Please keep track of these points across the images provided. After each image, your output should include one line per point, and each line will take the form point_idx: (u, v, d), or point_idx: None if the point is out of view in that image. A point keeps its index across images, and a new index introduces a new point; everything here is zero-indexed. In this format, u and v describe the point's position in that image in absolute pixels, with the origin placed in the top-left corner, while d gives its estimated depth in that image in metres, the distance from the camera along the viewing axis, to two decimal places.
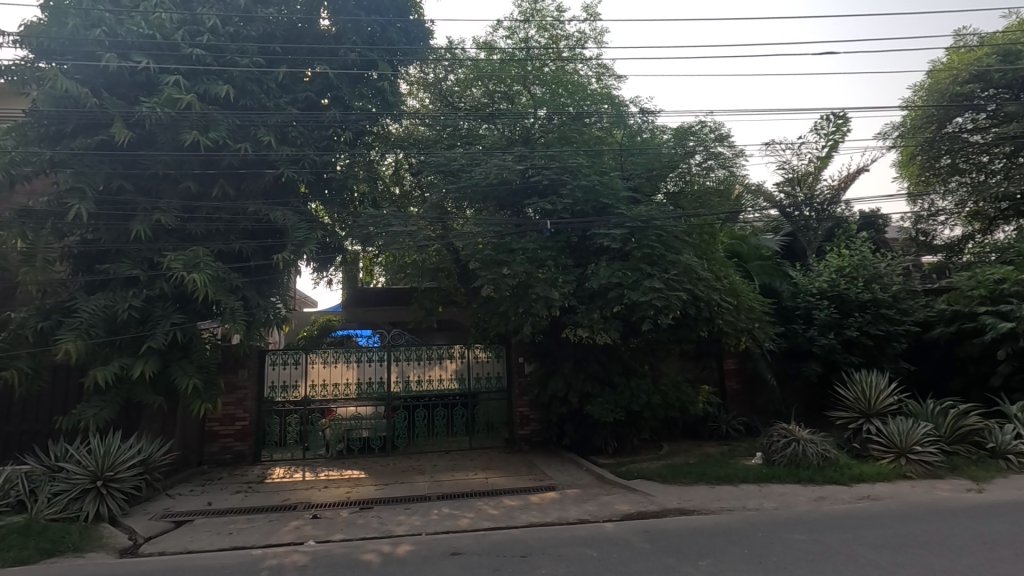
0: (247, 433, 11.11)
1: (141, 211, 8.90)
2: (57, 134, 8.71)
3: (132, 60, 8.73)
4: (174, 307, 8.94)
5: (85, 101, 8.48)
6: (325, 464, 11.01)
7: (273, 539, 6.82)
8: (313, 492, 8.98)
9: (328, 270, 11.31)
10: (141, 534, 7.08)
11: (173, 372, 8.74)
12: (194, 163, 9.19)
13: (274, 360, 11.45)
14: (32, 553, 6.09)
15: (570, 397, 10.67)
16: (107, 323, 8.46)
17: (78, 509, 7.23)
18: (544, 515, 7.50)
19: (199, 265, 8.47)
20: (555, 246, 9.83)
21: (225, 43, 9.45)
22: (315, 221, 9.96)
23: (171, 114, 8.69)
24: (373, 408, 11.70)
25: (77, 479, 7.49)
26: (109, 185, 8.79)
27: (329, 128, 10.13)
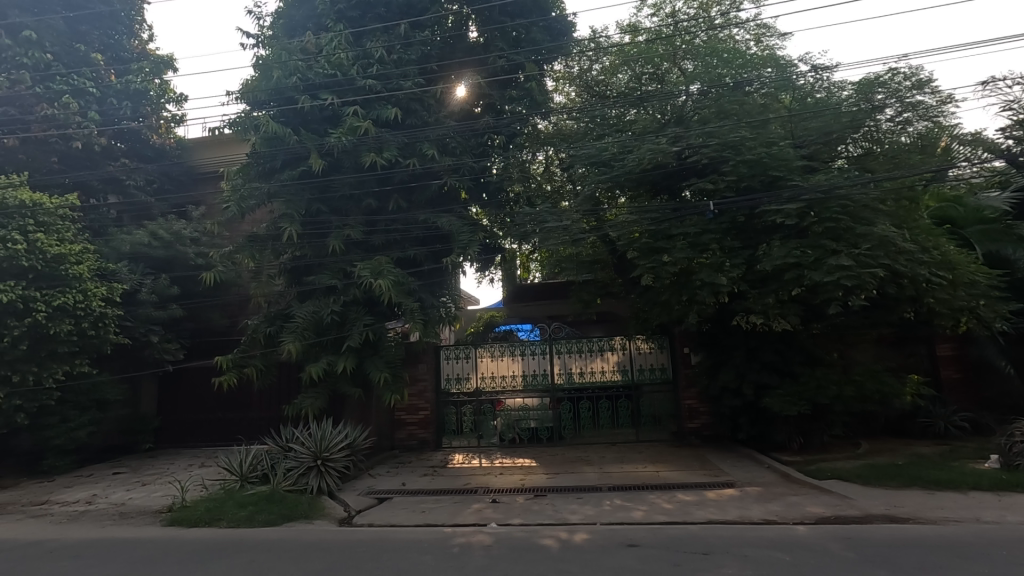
0: (428, 421, 12.23)
1: (334, 228, 10.28)
2: (269, 169, 10.35)
3: (321, 98, 10.08)
4: (365, 310, 10.17)
5: (289, 139, 10.00)
6: (499, 452, 11.66)
7: (459, 519, 7.43)
8: (490, 478, 9.60)
9: (489, 270, 11.88)
10: (353, 507, 8.22)
11: (367, 367, 9.95)
12: (373, 182, 10.37)
13: (448, 354, 12.44)
14: (277, 517, 7.44)
15: (744, 388, 9.94)
16: (315, 326, 9.91)
17: (306, 483, 8.62)
18: (722, 513, 7.10)
19: (382, 271, 9.56)
20: (719, 228, 9.24)
21: (391, 69, 10.41)
22: (476, 224, 10.62)
23: (353, 141, 9.85)
24: (539, 399, 12.13)
25: (303, 457, 8.93)
26: (310, 210, 10.28)
27: (483, 134, 10.74)
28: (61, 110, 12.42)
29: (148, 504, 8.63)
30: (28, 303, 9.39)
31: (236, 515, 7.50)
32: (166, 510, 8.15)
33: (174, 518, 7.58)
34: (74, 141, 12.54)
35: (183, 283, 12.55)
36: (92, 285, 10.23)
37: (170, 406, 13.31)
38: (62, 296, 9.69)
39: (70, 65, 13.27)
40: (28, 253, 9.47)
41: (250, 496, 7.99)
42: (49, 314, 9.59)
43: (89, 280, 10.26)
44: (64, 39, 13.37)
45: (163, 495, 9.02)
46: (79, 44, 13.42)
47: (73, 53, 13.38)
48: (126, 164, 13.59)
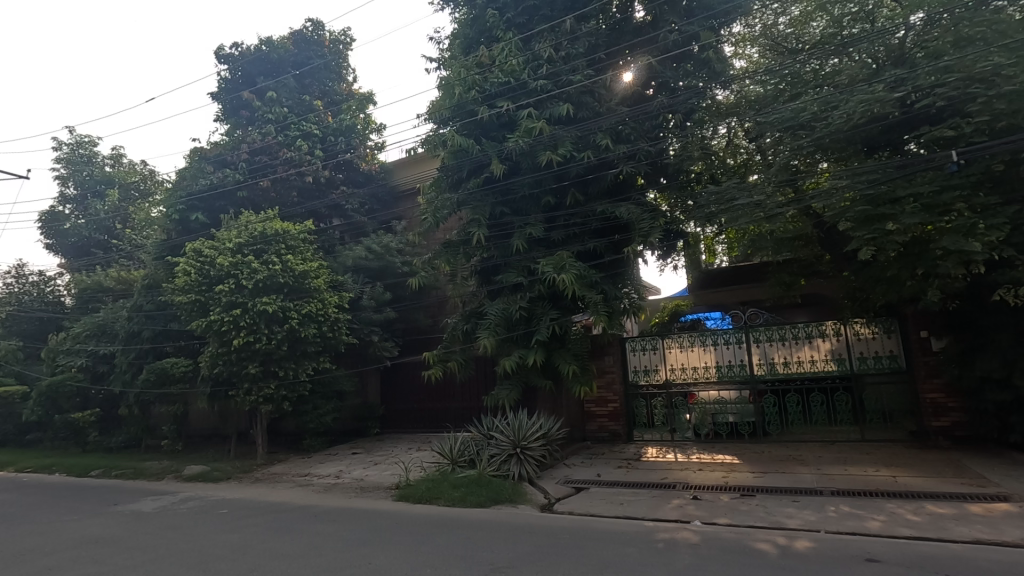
0: (618, 413, 12.12)
1: (517, 228, 10.75)
2: (457, 180, 11.18)
3: (498, 106, 10.64)
4: (550, 305, 10.47)
5: (472, 149, 10.67)
6: (696, 447, 11.05)
7: (660, 514, 7.21)
8: (688, 474, 9.15)
9: (672, 257, 11.32)
10: (552, 495, 8.52)
11: (556, 360, 10.24)
12: (550, 179, 10.64)
13: (634, 346, 12.15)
14: (486, 499, 8.05)
15: (1015, 378, 7.97)
16: (506, 322, 10.45)
17: (508, 469, 9.18)
18: (996, 532, 5.75)
19: (565, 266, 9.70)
20: (966, 182, 7.53)
21: (561, 66, 10.55)
22: (656, 210, 10.21)
23: (530, 142, 10.16)
24: (736, 392, 11.23)
25: (503, 445, 9.52)
26: (495, 213, 10.89)
27: (658, 116, 10.31)
28: (296, 152, 15.16)
29: (381, 480, 10.01)
30: (285, 313, 11.56)
31: (451, 494, 8.29)
32: (395, 487, 9.36)
33: (402, 494, 8.67)
34: (307, 176, 15.19)
35: (393, 289, 14.31)
36: (328, 295, 12.21)
37: (390, 396, 15.29)
38: (308, 305, 11.75)
39: (300, 113, 16.09)
40: (282, 272, 11.68)
41: (462, 478, 8.77)
42: (300, 321, 11.70)
43: (324, 291, 12.26)
44: (295, 94, 16.27)
45: (392, 473, 10.39)
46: (305, 95, 16.23)
47: (301, 103, 16.20)
48: (345, 190, 15.96)
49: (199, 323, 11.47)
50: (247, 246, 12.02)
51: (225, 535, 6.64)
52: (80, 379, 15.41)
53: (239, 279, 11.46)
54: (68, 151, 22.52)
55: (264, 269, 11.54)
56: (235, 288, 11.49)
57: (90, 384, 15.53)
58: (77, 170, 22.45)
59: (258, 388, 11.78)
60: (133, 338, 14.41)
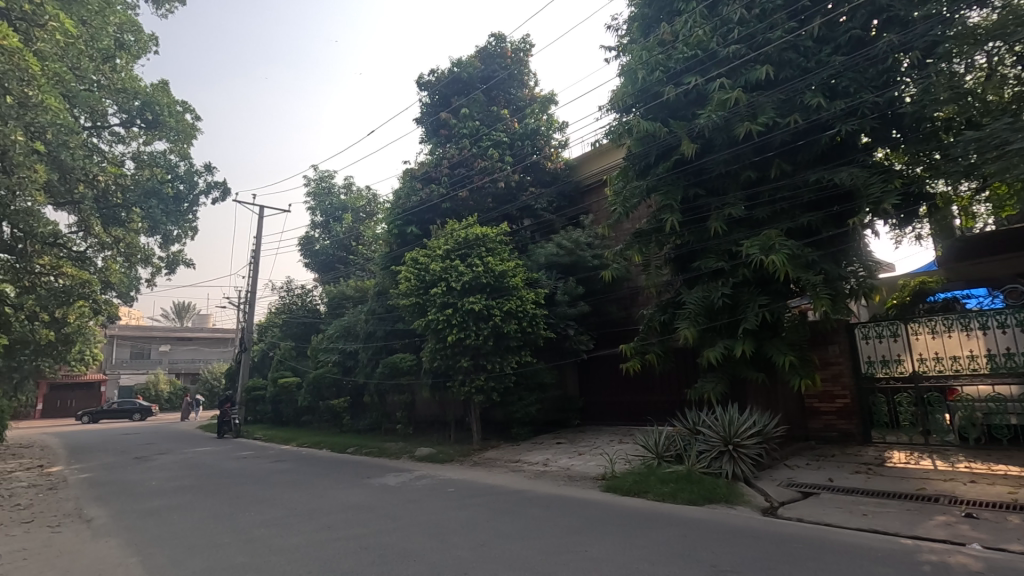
0: (851, 410, 10.51)
1: (714, 210, 9.99)
2: (644, 167, 10.72)
3: (685, 83, 10.01)
4: (758, 290, 9.54)
5: (660, 132, 10.07)
6: (962, 454, 9.06)
7: (920, 531, 6.04)
8: (955, 486, 7.54)
9: (913, 224, 9.76)
10: (775, 498, 7.76)
11: (769, 350, 9.30)
12: (750, 152, 9.73)
13: (866, 333, 10.45)
14: (699, 497, 7.66)
15: None
16: (707, 311, 9.71)
17: (720, 467, 8.63)
18: None
19: (774, 247, 8.74)
20: None
21: (756, 26, 9.57)
22: (889, 171, 8.62)
23: (725, 115, 9.35)
24: (1021, 388, 8.95)
25: (713, 441, 8.95)
26: (689, 195, 10.28)
27: (886, 59, 8.74)
28: (489, 160, 16.33)
29: (587, 470, 10.21)
30: (489, 310, 12.51)
31: (660, 489, 8.07)
32: (601, 477, 9.45)
33: (609, 485, 8.70)
34: (499, 182, 16.25)
35: (586, 283, 14.49)
36: (525, 292, 12.87)
37: (589, 389, 15.56)
38: (508, 303, 12.55)
39: (490, 124, 17.32)
40: (485, 273, 12.65)
41: (670, 474, 8.48)
42: (503, 317, 12.56)
43: (522, 288, 12.96)
44: (484, 107, 17.57)
45: (597, 464, 10.51)
46: (493, 107, 17.43)
47: (490, 115, 17.42)
48: (534, 190, 16.65)
49: (421, 323, 12.99)
50: (453, 251, 13.29)
51: (455, 512, 7.40)
52: (335, 372, 18.68)
53: (449, 282, 12.72)
54: (316, 186, 27.55)
55: (469, 271, 12.63)
56: (447, 290, 12.78)
57: (342, 375, 18.73)
58: (322, 200, 27.32)
59: (471, 380, 12.93)
60: (370, 337, 16.97)
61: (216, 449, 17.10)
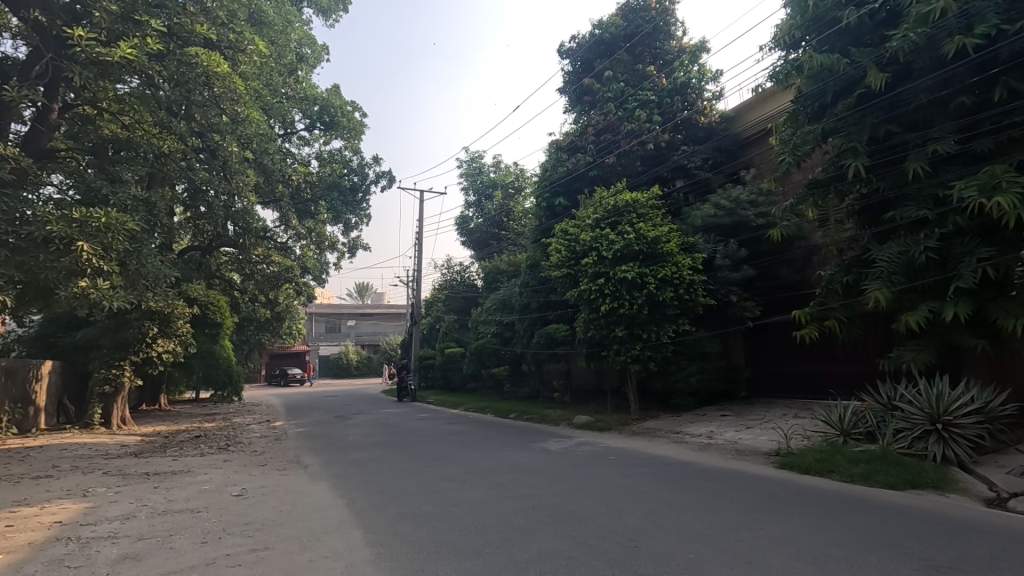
0: None
1: (913, 148, 8.38)
2: (819, 108, 9.42)
3: (871, 2, 8.59)
4: (978, 240, 7.80)
5: (839, 65, 8.81)
6: None
7: None
8: None
9: None
10: (1003, 487, 6.44)
11: (992, 313, 7.61)
12: (963, 73, 7.94)
13: None
14: (898, 481, 6.67)
15: None
16: (906, 268, 8.27)
17: (925, 449, 7.39)
18: None
19: (999, 186, 7.11)
20: None
21: None
22: None
23: (927, 32, 7.81)
24: None
25: (916, 418, 7.69)
26: (877, 134, 8.73)
27: None
28: (636, 122, 15.63)
29: (759, 445, 9.53)
30: (643, 279, 12.17)
31: (849, 470, 7.18)
32: (775, 454, 8.75)
33: (786, 462, 7.99)
34: (648, 144, 15.59)
35: (750, 244, 13.32)
36: (681, 258, 12.26)
37: (759, 358, 14.47)
38: (663, 270, 12.09)
39: (636, 84, 16.55)
40: (636, 239, 12.31)
41: (861, 453, 7.50)
42: (657, 285, 12.14)
43: (678, 254, 12.35)
44: (629, 66, 16.84)
45: (770, 439, 9.75)
46: (638, 65, 16.63)
47: (635, 74, 16.64)
48: (687, 149, 15.67)
49: (573, 293, 13.14)
50: (603, 220, 13.10)
51: (620, 480, 7.40)
52: (495, 342, 19.79)
53: (600, 251, 12.59)
54: (467, 167, 28.96)
55: (620, 239, 12.39)
56: (598, 259, 12.68)
57: (502, 346, 19.74)
58: (474, 180, 28.64)
59: (626, 349, 12.72)
60: (525, 308, 17.59)
61: (398, 410, 19.25)
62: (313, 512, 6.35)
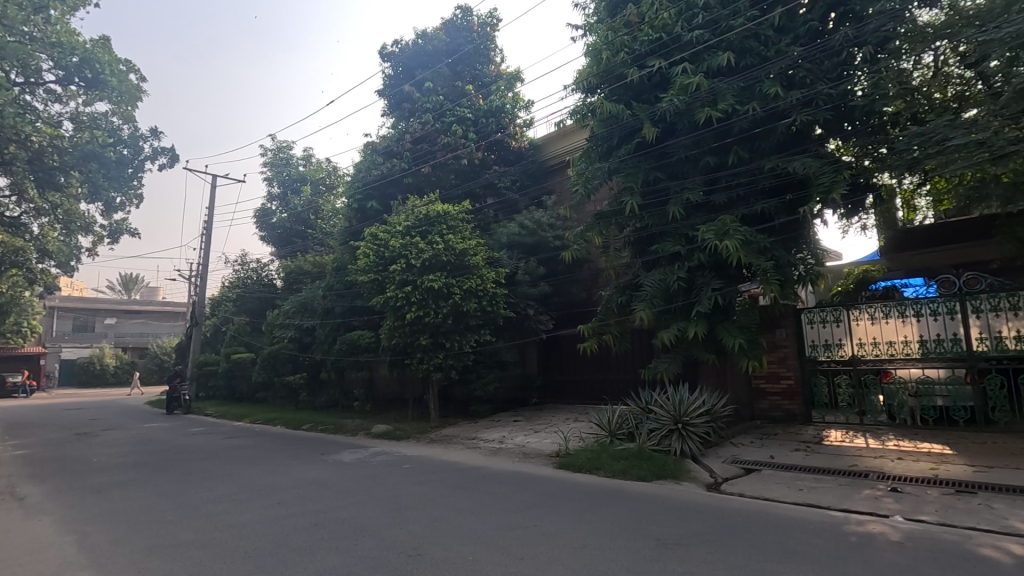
0: (794, 391, 10.70)
1: (673, 193, 10.06)
2: (607, 149, 10.78)
3: (648, 66, 10.05)
4: (713, 274, 9.65)
5: (623, 114, 10.19)
6: (893, 433, 9.39)
7: (850, 504, 6.23)
8: (884, 462, 7.87)
9: (859, 215, 10.04)
10: (719, 474, 8.00)
11: (720, 333, 9.46)
12: (709, 138, 9.78)
13: (811, 317, 10.59)
14: (648, 474, 7.84)
15: None
16: (664, 293, 9.85)
17: (669, 445, 8.82)
18: None
19: (728, 232, 8.93)
20: None
21: (719, 12, 9.64)
22: (838, 160, 8.93)
23: (686, 100, 9.48)
24: (948, 370, 9.30)
25: (664, 419, 9.14)
26: (649, 179, 10.31)
27: (841, 52, 9.00)
28: (453, 137, 16.06)
29: (542, 447, 10.39)
30: (449, 289, 12.46)
31: (612, 466, 8.22)
32: (555, 455, 9.62)
33: (563, 462, 8.84)
34: (463, 159, 16.12)
35: (547, 263, 14.56)
36: (485, 271, 12.86)
37: (548, 368, 15.83)
38: (468, 281, 12.55)
39: (454, 99, 17.03)
40: (445, 250, 12.57)
41: (622, 451, 8.65)
42: (463, 296, 12.53)
43: (483, 267, 12.92)
44: (449, 81, 17.25)
45: (552, 441, 10.70)
46: (458, 82, 17.13)
47: (455, 90, 17.14)
48: (498, 169, 16.59)
49: (379, 299, 12.88)
50: (414, 228, 13.11)
51: (412, 489, 7.40)
52: (291, 348, 18.34)
53: (409, 259, 12.57)
54: (272, 156, 26.58)
55: (430, 249, 12.53)
56: (407, 267, 12.64)
57: (299, 352, 18.37)
58: (279, 171, 26.39)
59: (429, 358, 12.86)
60: (328, 313, 16.67)
61: (166, 425, 16.60)
62: (22, 555, 5.10)
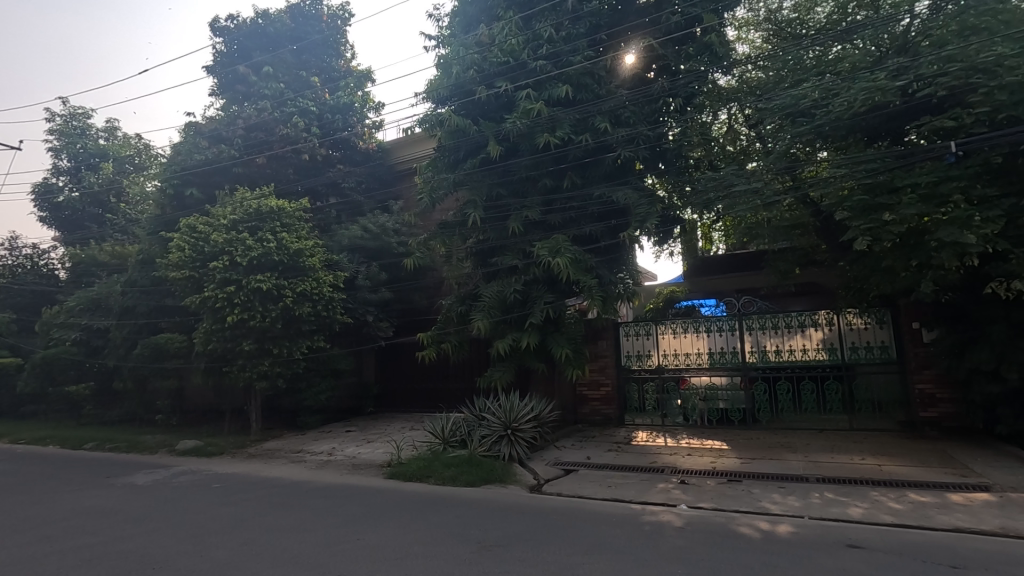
0: (610, 397, 11.87)
1: (514, 210, 10.59)
2: (454, 160, 11.03)
3: (496, 86, 10.48)
4: (546, 288, 10.31)
5: (470, 129, 10.52)
6: (686, 432, 10.88)
7: (647, 497, 7.10)
8: (677, 458, 9.08)
9: (668, 243, 11.51)
10: (542, 476, 8.53)
11: (550, 343, 10.13)
12: (548, 161, 10.48)
13: (628, 331, 11.87)
14: (477, 479, 8.07)
15: (1006, 372, 7.89)
16: (501, 304, 10.29)
17: (498, 450, 9.18)
18: (976, 522, 5.65)
19: (560, 250, 9.63)
20: (966, 173, 7.55)
21: (561, 47, 10.38)
22: (653, 194, 10.19)
23: (528, 124, 10.09)
24: (729, 378, 11.02)
25: (495, 426, 9.49)
26: (492, 194, 10.75)
27: (658, 99, 10.29)
28: (293, 129, 15.05)
29: (374, 457, 10.13)
30: (280, 291, 11.59)
31: (443, 474, 8.31)
32: (387, 465, 9.44)
33: (394, 471, 8.72)
34: (303, 153, 15.16)
35: (390, 269, 14.32)
36: (323, 274, 12.17)
37: (386, 376, 15.48)
38: (303, 284, 11.77)
39: (297, 90, 16.00)
40: (277, 249, 11.68)
41: (453, 457, 8.79)
42: (295, 299, 11.72)
43: (320, 270, 12.22)
44: (292, 70, 16.17)
45: (384, 451, 10.49)
46: (302, 72, 16.13)
47: (298, 79, 16.12)
48: (342, 168, 15.94)
49: (194, 299, 11.54)
50: (241, 223, 11.97)
51: (221, 509, 6.71)
52: (75, 353, 15.46)
53: (234, 256, 11.45)
54: (62, 123, 22.32)
55: (259, 247, 11.54)
56: (230, 265, 11.50)
57: (86, 357, 15.56)
58: (71, 142, 22.23)
59: (253, 365, 11.82)
60: (128, 312, 14.44)
61: None
62: None
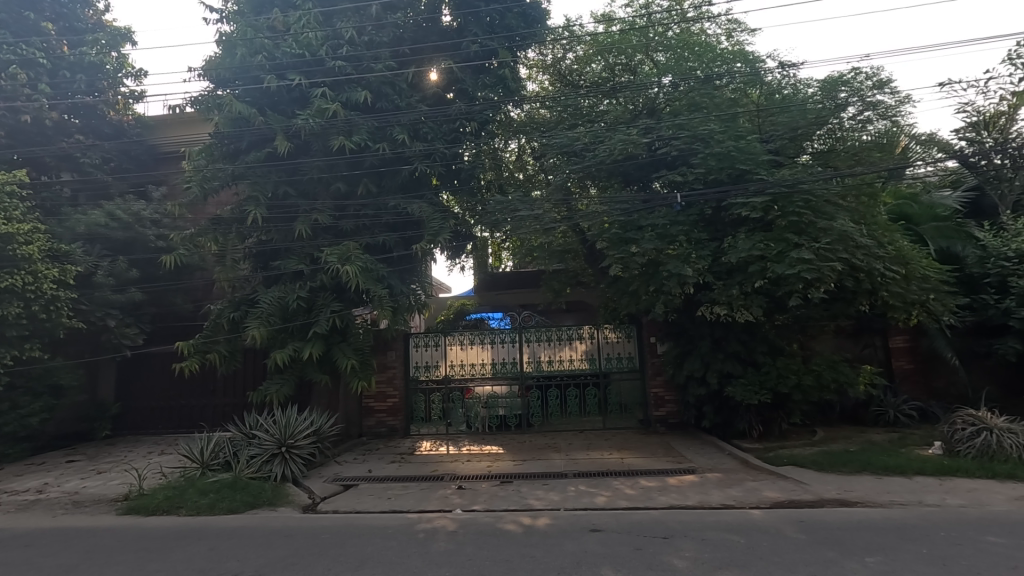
0: (397, 408, 11.84)
1: (302, 212, 9.99)
2: (234, 150, 10.06)
3: (288, 78, 9.79)
4: (333, 296, 9.89)
5: (254, 120, 9.71)
6: (468, 439, 11.39)
7: (424, 505, 7.23)
8: (457, 465, 9.44)
9: (461, 258, 12.00)
10: (317, 494, 8.05)
11: (334, 353, 9.66)
12: (342, 165, 10.10)
13: (418, 342, 12.04)
14: (240, 504, 7.28)
15: (709, 376, 10.05)
16: (281, 311, 9.56)
17: (269, 470, 8.41)
18: (684, 499, 7.06)
19: (351, 257, 9.36)
20: (687, 220, 9.51)
21: (362, 51, 10.21)
22: (447, 211, 10.54)
23: (321, 123, 9.65)
24: (507, 387, 11.89)
25: (266, 444, 8.66)
26: (277, 193, 9.99)
27: (456, 120, 10.64)
28: (9, 82, 11.91)
29: (104, 491, 8.42)
30: None
31: (197, 503, 7.29)
32: (122, 499, 7.91)
33: (131, 507, 7.36)
34: (22, 114, 12.10)
35: (144, 266, 12.23)
36: (43, 266, 9.79)
37: (129, 392, 13.01)
38: (10, 278, 9.25)
39: (19, 34, 12.70)
40: None
41: (213, 482, 7.79)
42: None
43: (40, 261, 9.81)
44: (12, 7, 12.71)
45: (121, 483, 8.79)
46: (28, 13, 12.77)
47: (22, 22, 12.78)
48: (80, 139, 13.17)
49: None
50: None
51: None
52: None
53: None
54: None
55: None
56: None
57: None
58: None
59: None
60: None
61: None
62: None
